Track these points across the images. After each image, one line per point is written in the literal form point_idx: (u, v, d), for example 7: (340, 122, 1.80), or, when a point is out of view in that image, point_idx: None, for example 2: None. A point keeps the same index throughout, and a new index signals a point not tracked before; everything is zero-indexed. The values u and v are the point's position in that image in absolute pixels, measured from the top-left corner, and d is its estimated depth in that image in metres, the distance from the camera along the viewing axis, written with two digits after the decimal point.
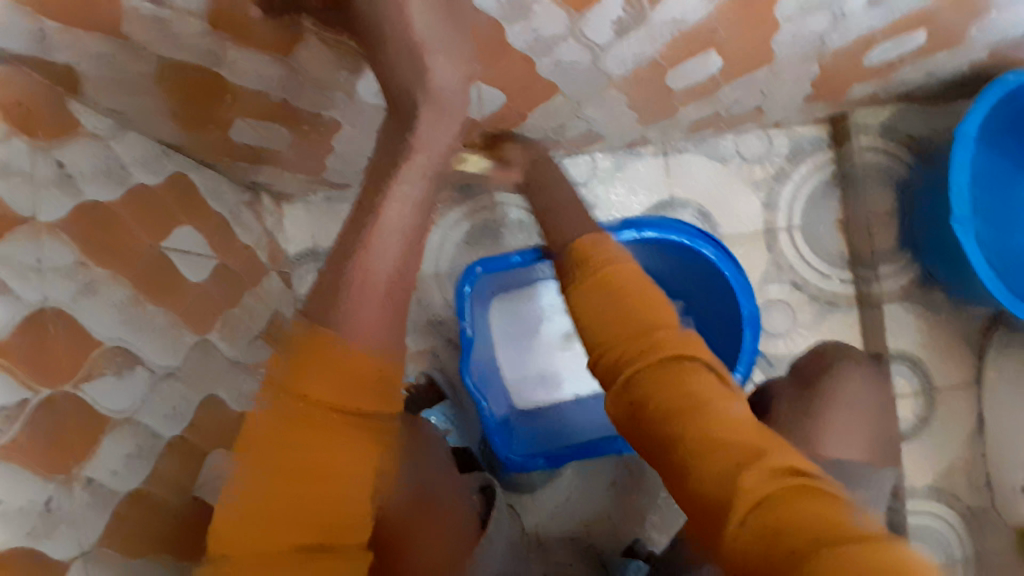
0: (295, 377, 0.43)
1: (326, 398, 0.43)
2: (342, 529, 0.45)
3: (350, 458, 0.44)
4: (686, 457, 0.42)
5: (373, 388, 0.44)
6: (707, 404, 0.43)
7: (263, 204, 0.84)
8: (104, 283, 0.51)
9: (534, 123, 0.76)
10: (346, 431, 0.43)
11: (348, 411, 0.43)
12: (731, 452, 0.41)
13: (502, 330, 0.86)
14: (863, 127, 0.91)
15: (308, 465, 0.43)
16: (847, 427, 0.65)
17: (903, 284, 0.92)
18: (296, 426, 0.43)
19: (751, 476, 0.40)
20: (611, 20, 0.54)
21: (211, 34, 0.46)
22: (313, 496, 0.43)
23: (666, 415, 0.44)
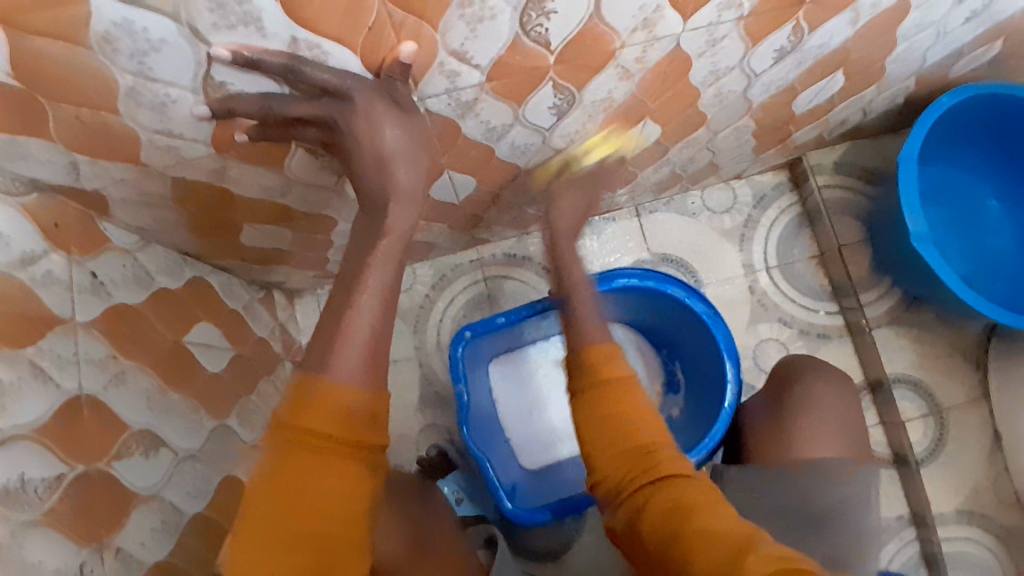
0: (298, 414, 0.47)
1: (320, 432, 0.47)
2: (338, 557, 0.47)
3: (340, 491, 0.47)
4: (687, 553, 0.44)
5: (365, 421, 0.48)
6: (709, 513, 0.46)
7: (276, 300, 0.92)
8: (131, 372, 0.58)
9: (507, 200, 0.85)
10: (338, 462, 0.47)
11: (346, 439, 0.47)
12: (719, 543, 0.43)
13: (503, 392, 0.90)
14: (819, 168, 0.98)
15: (298, 500, 0.46)
16: (814, 428, 0.70)
17: (888, 308, 0.94)
18: (291, 463, 0.46)
19: (746, 563, 0.41)
20: (549, 105, 0.63)
21: (212, 155, 0.56)
22: (310, 524, 0.46)
23: (667, 534, 0.46)
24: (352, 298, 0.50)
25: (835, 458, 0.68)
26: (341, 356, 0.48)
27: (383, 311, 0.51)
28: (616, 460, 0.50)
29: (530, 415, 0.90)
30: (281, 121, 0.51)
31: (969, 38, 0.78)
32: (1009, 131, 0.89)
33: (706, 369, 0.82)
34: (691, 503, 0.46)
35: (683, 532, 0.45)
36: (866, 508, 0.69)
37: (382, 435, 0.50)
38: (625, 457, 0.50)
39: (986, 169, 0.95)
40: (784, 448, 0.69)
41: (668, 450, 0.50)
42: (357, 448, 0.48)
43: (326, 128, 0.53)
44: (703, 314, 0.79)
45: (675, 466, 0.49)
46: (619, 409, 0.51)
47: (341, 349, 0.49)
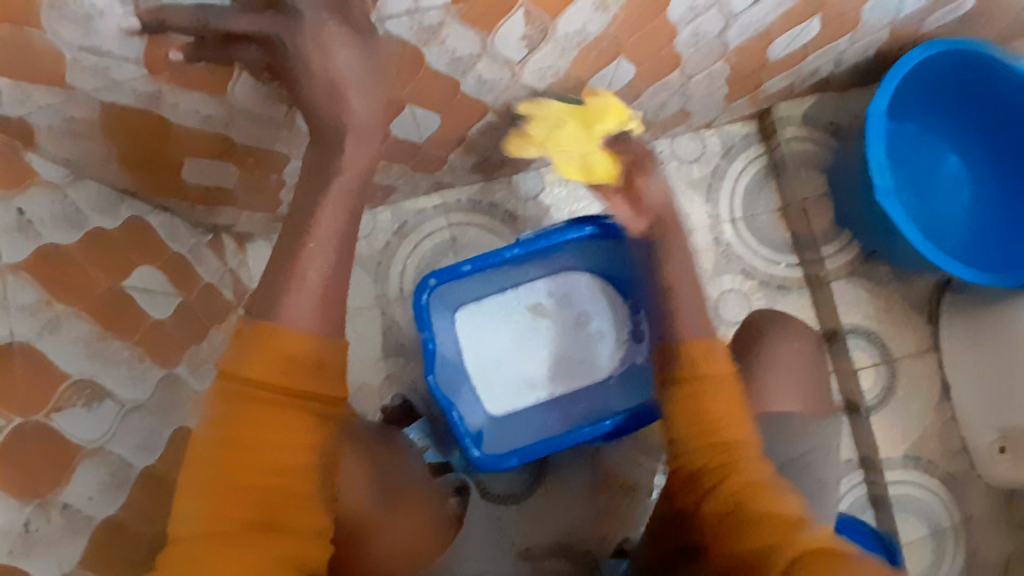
0: (241, 364, 0.45)
1: (266, 379, 0.44)
2: (290, 514, 0.44)
3: (292, 438, 0.45)
4: (743, 525, 0.54)
5: (313, 369, 0.46)
6: (771, 491, 0.56)
7: (225, 245, 0.87)
8: (67, 318, 0.54)
9: (473, 143, 0.81)
10: (287, 410, 0.45)
11: (292, 390, 0.45)
12: (770, 520, 0.54)
13: (468, 340, 0.88)
14: (787, 119, 0.98)
15: (244, 449, 0.44)
16: (782, 384, 0.71)
17: (848, 260, 0.96)
18: (236, 414, 0.44)
19: (791, 544, 0.51)
20: (519, 36, 0.60)
21: (148, 78, 0.50)
22: (256, 477, 0.44)
23: (728, 511, 0.56)
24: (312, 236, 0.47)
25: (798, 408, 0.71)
26: (295, 303, 0.47)
27: (346, 250, 0.48)
28: (694, 446, 0.60)
29: (495, 364, 0.88)
30: (221, 39, 0.46)
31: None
32: (970, 86, 0.90)
33: None
34: (757, 489, 0.56)
35: (743, 510, 0.55)
36: (821, 455, 0.73)
37: (336, 384, 0.48)
38: (704, 441, 0.59)
39: (943, 125, 0.96)
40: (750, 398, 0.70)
41: (746, 439, 0.59)
42: (306, 396, 0.46)
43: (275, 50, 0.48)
44: None
45: (749, 456, 0.59)
46: (708, 404, 0.60)
47: (295, 293, 0.47)
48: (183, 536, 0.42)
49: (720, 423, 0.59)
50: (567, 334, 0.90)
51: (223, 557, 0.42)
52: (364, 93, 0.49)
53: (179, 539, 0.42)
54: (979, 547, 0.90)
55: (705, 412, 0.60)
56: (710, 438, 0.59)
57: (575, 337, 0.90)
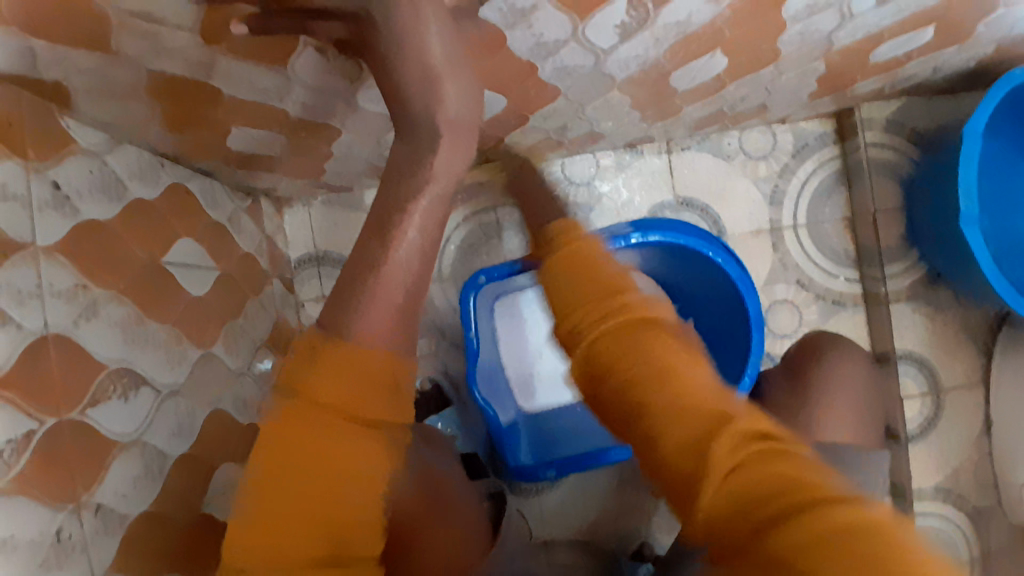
0: (307, 383, 0.39)
1: (337, 404, 0.39)
2: (349, 541, 0.39)
3: (358, 466, 0.39)
4: (654, 425, 0.40)
5: (383, 393, 0.40)
6: (684, 363, 0.42)
7: (263, 208, 0.82)
8: (103, 302, 0.50)
9: (535, 124, 0.75)
10: (353, 436, 0.39)
11: (360, 415, 0.40)
12: (698, 404, 0.40)
13: (506, 332, 0.84)
14: (870, 122, 0.90)
15: (306, 477, 0.39)
16: (842, 417, 0.67)
17: (910, 282, 0.91)
18: (302, 438, 0.39)
19: (713, 446, 0.37)
20: (616, 25, 0.52)
21: (204, 47, 0.44)
22: (315, 506, 0.38)
23: (619, 366, 0.43)
24: (383, 253, 0.42)
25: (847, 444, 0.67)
26: (370, 326, 0.41)
27: (417, 269, 0.44)
28: (578, 304, 0.47)
29: (533, 358, 0.85)
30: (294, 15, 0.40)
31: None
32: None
33: (726, 335, 0.79)
34: (643, 345, 0.43)
35: (661, 392, 0.41)
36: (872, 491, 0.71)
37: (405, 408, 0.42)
38: (594, 291, 0.47)
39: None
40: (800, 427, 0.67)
41: (635, 291, 0.47)
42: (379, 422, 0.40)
43: (357, 32, 0.42)
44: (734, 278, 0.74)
45: (649, 312, 0.46)
46: (620, 289, 0.47)
47: (364, 317, 0.41)
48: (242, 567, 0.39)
49: (601, 274, 0.48)
50: None
51: None
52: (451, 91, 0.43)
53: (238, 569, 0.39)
54: None
55: (598, 274, 0.48)
56: (588, 288, 0.48)
57: None
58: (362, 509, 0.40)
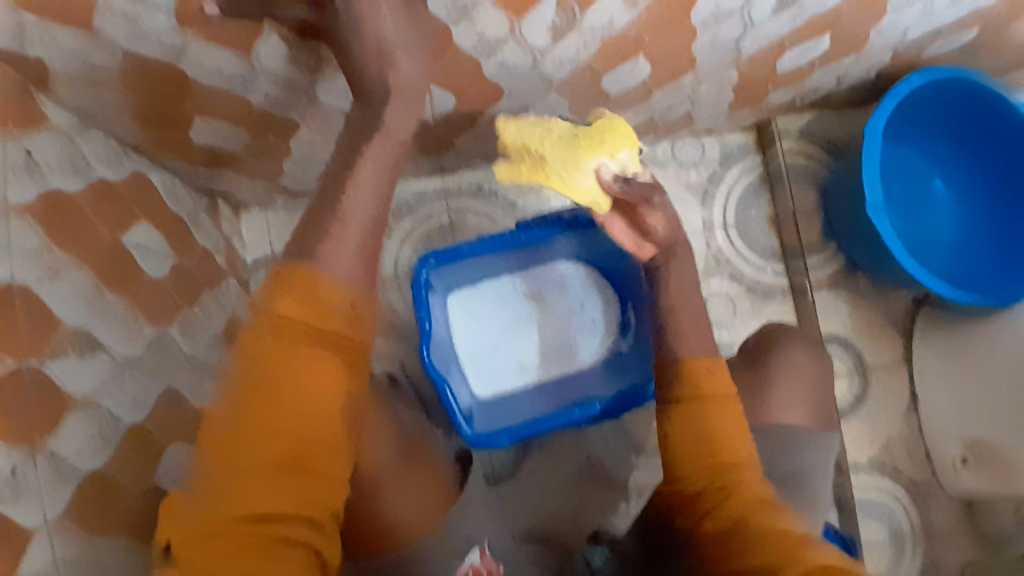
0: (273, 299, 0.45)
1: (296, 316, 0.45)
2: (315, 451, 0.45)
3: (318, 376, 0.45)
4: (744, 546, 0.53)
5: (342, 312, 0.46)
6: (775, 516, 0.55)
7: (220, 211, 0.86)
8: (67, 268, 0.53)
9: (483, 129, 0.82)
10: (312, 347, 0.45)
11: (318, 328, 0.45)
12: (786, 546, 0.52)
13: (460, 318, 0.88)
14: (785, 133, 1.01)
15: (271, 385, 0.44)
16: (792, 397, 0.72)
17: (829, 273, 1.01)
18: (263, 347, 0.44)
19: (794, 571, 0.49)
20: (548, 25, 0.59)
21: (175, 29, 0.49)
22: (277, 412, 0.44)
23: (726, 530, 0.55)
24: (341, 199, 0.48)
25: (798, 421, 0.71)
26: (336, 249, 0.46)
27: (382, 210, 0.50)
28: (698, 469, 0.58)
29: (487, 344, 0.88)
30: None
31: (949, 19, 0.80)
32: (948, 114, 0.96)
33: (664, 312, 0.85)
34: (758, 510, 0.55)
35: (744, 532, 0.54)
36: (825, 479, 0.71)
37: (357, 326, 0.47)
38: (711, 463, 0.57)
39: (929, 149, 1.02)
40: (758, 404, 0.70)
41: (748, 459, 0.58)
42: (328, 338, 0.45)
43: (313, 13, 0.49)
44: None
45: (753, 483, 0.57)
46: (727, 463, 0.57)
47: (330, 247, 0.46)
48: (205, 473, 0.44)
49: (722, 441, 0.58)
50: (558, 316, 0.91)
51: (247, 490, 0.43)
52: (403, 62, 0.50)
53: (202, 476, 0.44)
54: (940, 553, 0.96)
55: (709, 431, 0.58)
56: (702, 456, 0.58)
57: (567, 319, 0.91)
58: (318, 419, 0.45)
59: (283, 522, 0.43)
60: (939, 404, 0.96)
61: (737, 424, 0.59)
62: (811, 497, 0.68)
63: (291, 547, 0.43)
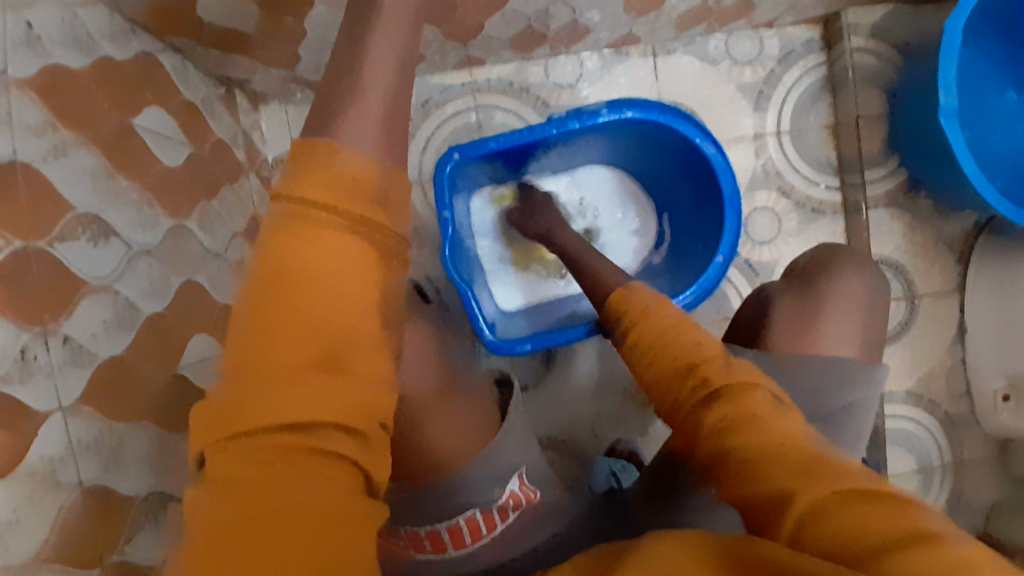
0: (287, 183, 0.36)
1: (317, 196, 0.35)
2: (350, 354, 0.34)
3: (346, 264, 0.35)
4: (740, 456, 0.40)
5: (365, 192, 0.36)
6: (780, 423, 0.41)
7: (237, 100, 0.82)
8: (73, 146, 0.50)
9: (515, 7, 0.74)
10: (336, 232, 0.35)
11: (340, 208, 0.35)
12: (787, 447, 0.39)
13: (485, 228, 0.86)
14: (855, 28, 0.89)
15: (291, 275, 0.34)
16: (845, 323, 0.65)
17: (889, 188, 0.92)
18: (281, 237, 0.35)
19: (798, 481, 0.35)
20: None
21: None
22: (299, 307, 0.33)
23: (717, 443, 0.43)
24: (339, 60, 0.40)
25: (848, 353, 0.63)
26: (352, 123, 0.37)
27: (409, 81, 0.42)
28: (666, 375, 0.49)
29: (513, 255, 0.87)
30: None
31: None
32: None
33: (702, 225, 0.80)
34: (754, 413, 0.42)
35: (731, 441, 0.42)
36: (868, 411, 0.64)
37: (387, 213, 0.37)
38: (676, 370, 0.48)
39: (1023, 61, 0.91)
40: (801, 333, 0.64)
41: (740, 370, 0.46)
42: (359, 223, 0.36)
43: None
44: (711, 157, 0.74)
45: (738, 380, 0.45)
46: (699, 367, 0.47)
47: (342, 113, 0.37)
48: (213, 396, 0.33)
49: (680, 342, 0.50)
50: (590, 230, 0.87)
51: (264, 408, 0.31)
52: None
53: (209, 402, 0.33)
54: (967, 487, 0.94)
55: (667, 331, 0.52)
56: (673, 369, 0.49)
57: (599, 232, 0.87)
58: (357, 317, 0.34)
59: (319, 432, 0.31)
60: (987, 333, 0.90)
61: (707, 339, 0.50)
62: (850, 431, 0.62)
63: (336, 479, 0.31)
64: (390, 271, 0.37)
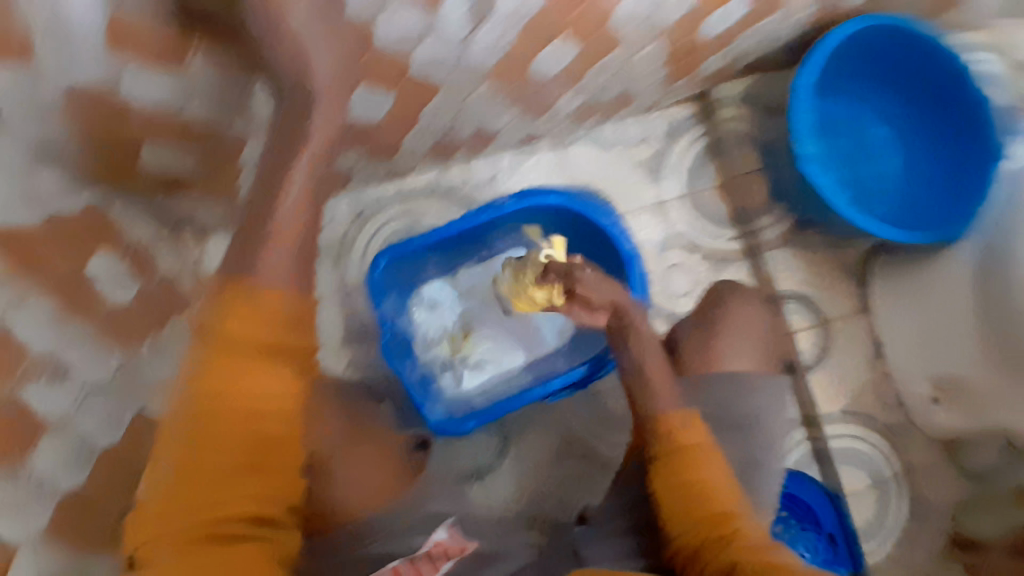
0: (222, 315, 0.49)
1: (240, 326, 0.49)
2: (273, 445, 0.50)
3: (266, 385, 0.49)
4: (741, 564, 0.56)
5: (274, 321, 0.50)
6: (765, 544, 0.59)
7: (185, 240, 0.86)
8: (29, 297, 0.55)
9: (424, 124, 0.84)
10: (253, 359, 0.49)
11: (258, 339, 0.49)
12: (758, 557, 0.57)
13: (423, 318, 0.94)
14: (722, 102, 1.04)
15: (218, 392, 0.48)
16: (735, 347, 0.79)
17: (781, 232, 1.04)
18: (212, 363, 0.48)
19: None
20: (465, 11, 0.62)
21: (110, 50, 0.53)
22: (222, 417, 0.48)
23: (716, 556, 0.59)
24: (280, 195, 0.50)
25: (745, 368, 0.77)
26: None
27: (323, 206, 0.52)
28: (695, 513, 0.62)
29: (451, 339, 0.94)
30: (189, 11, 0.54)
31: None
32: (887, 54, 1.00)
33: (613, 286, 0.91)
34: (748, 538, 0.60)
35: (736, 551, 0.58)
36: (777, 417, 0.77)
37: (308, 338, 0.52)
38: (707, 512, 0.62)
39: (873, 91, 1.05)
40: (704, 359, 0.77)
41: (733, 503, 0.63)
42: (277, 349, 0.50)
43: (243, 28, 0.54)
44: (602, 225, 0.87)
45: (736, 512, 0.62)
46: (717, 519, 0.61)
47: None
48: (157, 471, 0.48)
49: (710, 499, 0.63)
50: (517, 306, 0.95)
51: (187, 492, 0.46)
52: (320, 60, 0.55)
53: (156, 475, 0.48)
54: (920, 488, 1.01)
55: (693, 485, 0.64)
56: (699, 513, 0.62)
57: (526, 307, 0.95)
58: (272, 423, 0.50)
59: (228, 517, 0.47)
60: (898, 344, 1.00)
61: (714, 486, 0.64)
62: (759, 436, 0.74)
63: (245, 545, 0.47)
64: (296, 384, 0.51)
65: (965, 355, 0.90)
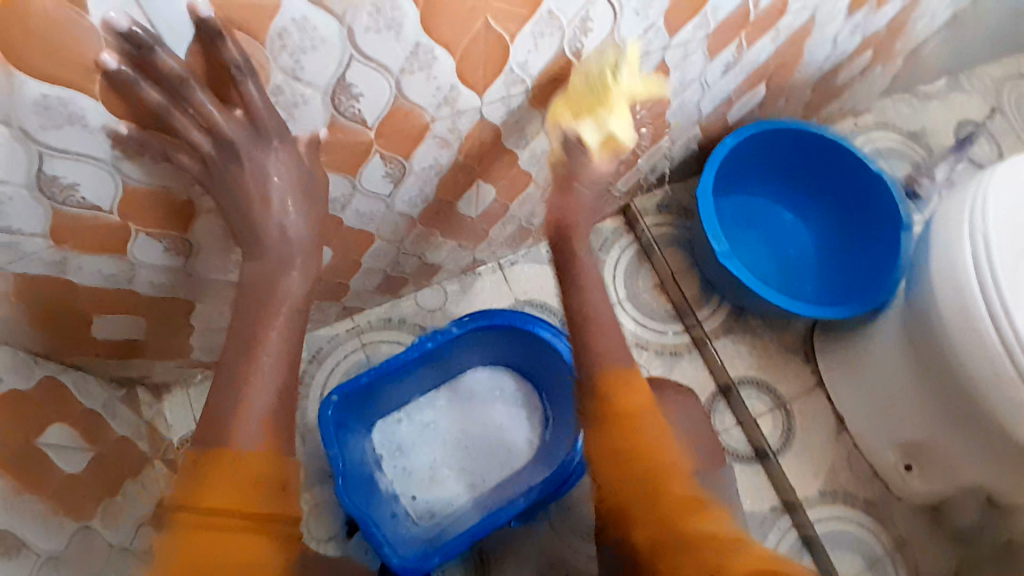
0: (197, 491, 0.50)
1: (218, 501, 0.50)
2: None
3: (249, 556, 0.50)
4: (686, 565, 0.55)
5: (253, 486, 0.51)
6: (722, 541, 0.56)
7: (140, 397, 0.92)
8: None
9: (368, 266, 0.91)
10: (235, 531, 0.50)
11: (238, 508, 0.50)
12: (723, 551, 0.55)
13: (382, 447, 0.95)
14: (645, 211, 1.14)
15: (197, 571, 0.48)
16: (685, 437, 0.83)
17: (721, 321, 1.09)
18: (189, 540, 0.49)
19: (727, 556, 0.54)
20: (382, 176, 0.70)
21: (53, 248, 0.58)
22: None
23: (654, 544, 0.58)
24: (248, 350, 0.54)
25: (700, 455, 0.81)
26: None
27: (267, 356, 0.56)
28: (598, 388, 0.64)
29: (412, 465, 0.95)
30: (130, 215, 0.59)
31: (738, 80, 0.91)
32: (785, 151, 1.10)
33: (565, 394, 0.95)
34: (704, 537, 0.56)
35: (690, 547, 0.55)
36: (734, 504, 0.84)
37: (286, 502, 0.53)
38: (628, 469, 0.61)
39: (789, 187, 1.15)
40: None
41: (658, 450, 0.62)
42: (256, 515, 0.51)
43: (184, 212, 0.61)
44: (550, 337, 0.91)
45: (681, 497, 0.59)
46: (642, 457, 0.61)
47: None
48: None
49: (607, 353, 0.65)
50: (474, 423, 0.98)
51: None
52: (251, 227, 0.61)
53: None
54: (918, 563, 0.99)
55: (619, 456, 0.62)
56: (619, 446, 0.62)
57: (482, 423, 0.98)
58: None
59: None
60: (858, 414, 1.02)
61: (633, 396, 0.63)
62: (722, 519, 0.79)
63: None
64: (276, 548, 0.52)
65: (926, 421, 0.91)
